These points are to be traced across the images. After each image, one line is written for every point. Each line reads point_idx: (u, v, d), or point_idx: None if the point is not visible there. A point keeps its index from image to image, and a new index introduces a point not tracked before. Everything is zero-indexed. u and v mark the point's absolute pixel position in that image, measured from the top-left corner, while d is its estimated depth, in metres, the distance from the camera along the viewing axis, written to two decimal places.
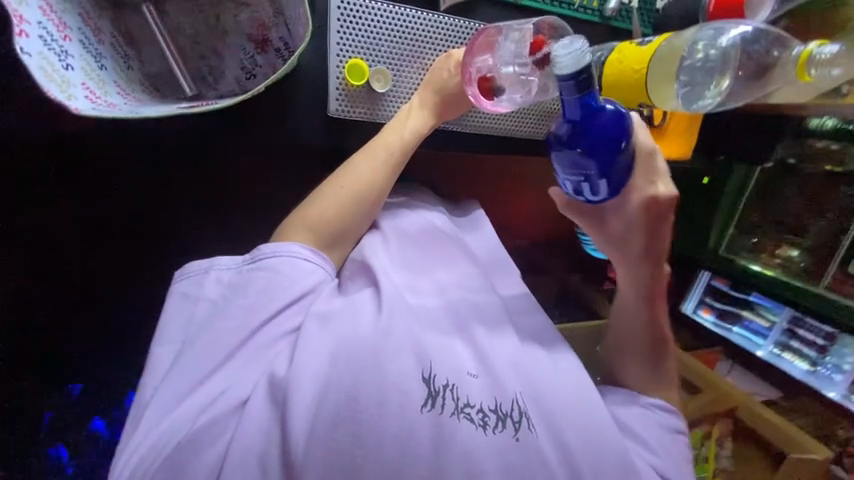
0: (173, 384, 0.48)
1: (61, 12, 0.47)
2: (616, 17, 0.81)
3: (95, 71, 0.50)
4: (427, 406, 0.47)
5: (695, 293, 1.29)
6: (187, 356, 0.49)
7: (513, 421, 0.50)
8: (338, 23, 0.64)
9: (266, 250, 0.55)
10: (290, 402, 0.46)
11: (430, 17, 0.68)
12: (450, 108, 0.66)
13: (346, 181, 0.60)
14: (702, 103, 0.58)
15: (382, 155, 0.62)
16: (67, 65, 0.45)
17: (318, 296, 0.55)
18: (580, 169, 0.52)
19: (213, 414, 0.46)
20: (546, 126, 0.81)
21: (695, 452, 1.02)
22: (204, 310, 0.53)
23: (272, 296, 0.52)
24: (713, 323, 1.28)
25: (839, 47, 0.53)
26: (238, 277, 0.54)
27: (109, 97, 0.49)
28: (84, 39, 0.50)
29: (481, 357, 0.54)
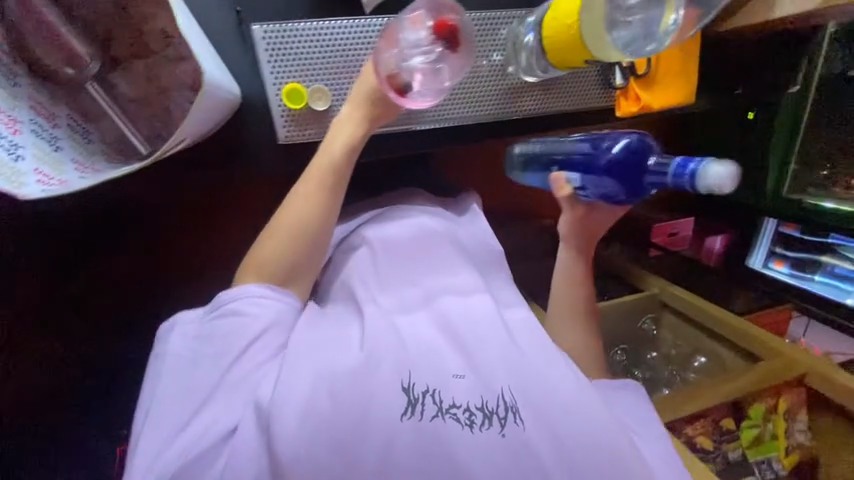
0: (160, 429, 0.51)
1: (9, 109, 0.52)
2: None
3: (51, 154, 0.55)
4: (408, 413, 0.51)
5: (760, 245, 1.13)
6: (170, 404, 0.52)
7: (499, 417, 0.53)
8: (267, 53, 0.65)
9: (225, 297, 0.57)
10: (274, 428, 0.49)
11: (358, 23, 0.66)
12: (380, 115, 0.64)
13: (289, 217, 0.61)
14: (640, 47, 0.60)
15: (321, 179, 0.62)
16: (15, 155, 0.49)
17: (281, 328, 0.57)
18: (603, 182, 0.63)
19: (209, 441, 0.50)
20: (509, 106, 0.77)
21: (760, 430, 0.90)
22: (174, 364, 0.54)
23: (237, 337, 0.55)
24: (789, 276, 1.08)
25: None
26: (202, 329, 0.56)
27: (63, 175, 0.53)
28: (37, 127, 0.55)
29: (468, 357, 0.57)
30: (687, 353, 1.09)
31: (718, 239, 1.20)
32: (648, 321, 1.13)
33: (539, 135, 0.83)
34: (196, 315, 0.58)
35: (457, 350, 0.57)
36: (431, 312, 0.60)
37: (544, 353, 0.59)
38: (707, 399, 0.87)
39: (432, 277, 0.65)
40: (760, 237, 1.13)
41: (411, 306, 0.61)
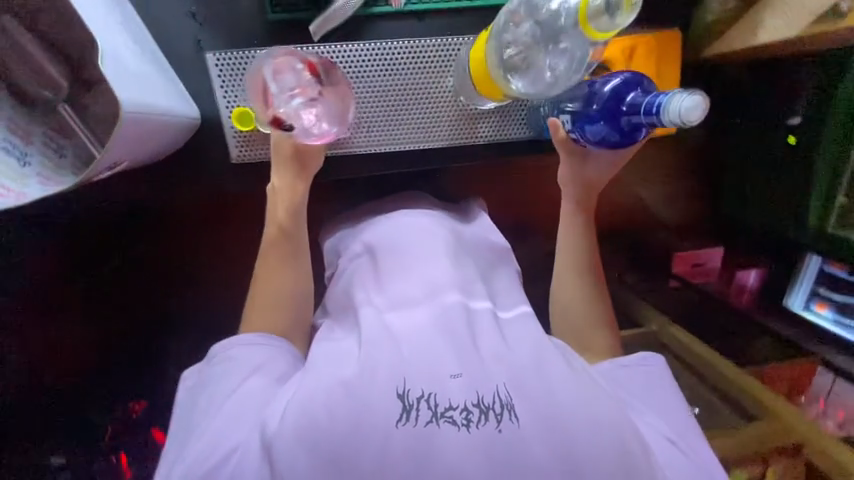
0: (166, 462, 0.54)
1: None
2: None
3: (17, 169, 0.61)
4: (403, 420, 0.50)
5: (801, 283, 0.94)
6: (179, 439, 0.55)
7: (496, 413, 0.51)
8: (219, 78, 0.69)
9: (220, 347, 0.60)
10: (272, 447, 0.50)
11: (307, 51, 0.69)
12: (310, 162, 0.64)
13: (266, 259, 0.64)
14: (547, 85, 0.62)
15: (284, 245, 0.66)
16: None
17: (274, 364, 0.59)
18: (597, 131, 0.62)
19: (212, 462, 0.50)
20: (463, 130, 0.77)
21: None
22: (181, 411, 0.58)
23: (230, 376, 0.56)
24: (832, 325, 0.89)
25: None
26: (202, 375, 0.59)
27: (25, 188, 0.59)
28: (8, 145, 0.61)
29: (464, 356, 0.55)
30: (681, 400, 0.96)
31: (752, 274, 1.04)
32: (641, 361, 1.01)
33: (500, 160, 0.82)
34: (198, 365, 0.61)
35: (452, 350, 0.56)
36: (429, 312, 0.59)
37: (543, 355, 0.58)
38: None
39: (431, 273, 0.64)
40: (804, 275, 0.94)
41: (412, 304, 0.61)
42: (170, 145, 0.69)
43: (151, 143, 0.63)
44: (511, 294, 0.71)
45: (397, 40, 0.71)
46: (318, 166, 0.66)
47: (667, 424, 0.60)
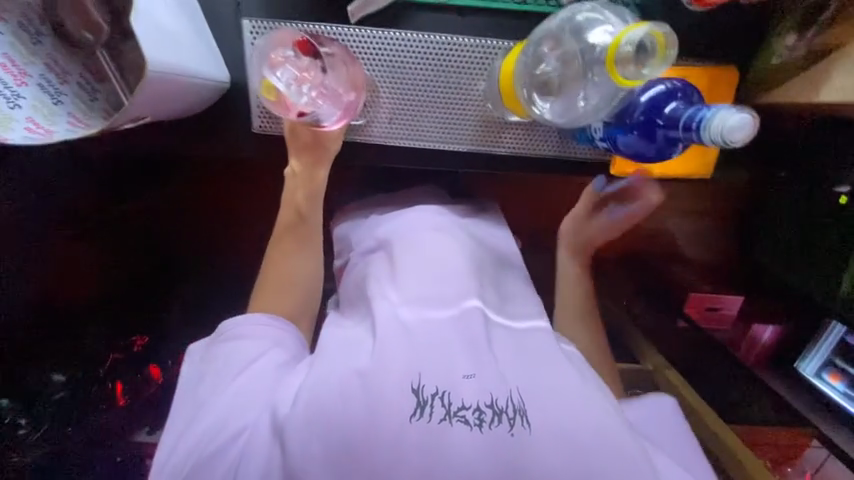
0: (172, 434, 0.55)
1: (24, 64, 0.63)
2: None
3: (49, 106, 0.64)
4: (417, 415, 0.52)
5: (818, 349, 0.84)
6: (184, 414, 0.57)
7: (507, 417, 0.53)
8: (252, 47, 0.68)
9: (230, 324, 0.61)
10: (285, 429, 0.52)
11: (344, 32, 0.68)
12: (322, 149, 0.67)
13: (288, 245, 0.69)
14: (579, 107, 0.59)
15: (302, 231, 0.70)
16: (12, 105, 0.59)
17: (284, 348, 0.61)
18: (633, 148, 0.60)
19: (220, 440, 0.52)
20: (488, 138, 0.75)
21: None
22: (186, 385, 0.59)
23: (245, 353, 0.58)
24: (838, 397, 0.80)
25: (641, 31, 0.48)
26: (209, 351, 0.60)
27: (52, 125, 0.62)
28: (44, 81, 0.65)
29: (477, 359, 0.58)
30: None
31: (767, 330, 0.94)
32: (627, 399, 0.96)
33: (517, 173, 0.80)
34: (207, 340, 0.62)
35: (466, 353, 0.58)
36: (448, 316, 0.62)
37: (553, 374, 0.59)
38: None
39: (449, 281, 0.66)
40: (820, 342, 0.84)
41: (435, 306, 0.63)
42: (199, 105, 0.71)
43: (180, 102, 0.64)
44: (526, 307, 0.71)
45: (434, 34, 0.69)
46: (334, 150, 0.69)
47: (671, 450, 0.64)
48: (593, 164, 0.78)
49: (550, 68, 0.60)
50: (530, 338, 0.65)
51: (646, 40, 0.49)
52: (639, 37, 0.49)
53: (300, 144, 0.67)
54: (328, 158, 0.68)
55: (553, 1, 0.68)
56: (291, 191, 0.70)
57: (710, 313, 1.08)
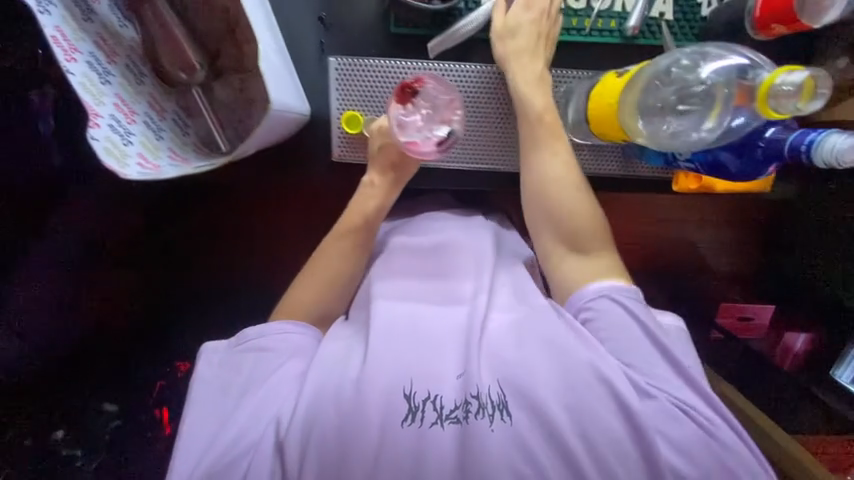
0: (192, 444, 0.58)
1: (132, 103, 0.66)
2: (641, 35, 0.71)
3: (153, 142, 0.68)
4: (408, 420, 0.55)
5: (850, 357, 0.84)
6: (203, 428, 0.59)
7: (489, 411, 0.54)
8: (336, 82, 0.73)
9: (250, 334, 0.65)
10: (286, 438, 0.56)
11: (422, 66, 0.73)
12: (402, 172, 0.73)
13: (327, 249, 0.73)
14: (691, 135, 0.59)
15: (352, 238, 0.73)
16: (126, 141, 0.62)
17: (301, 355, 0.64)
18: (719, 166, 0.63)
19: (237, 452, 0.56)
20: None
21: None
22: (203, 391, 0.62)
23: (266, 361, 0.62)
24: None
25: (803, 73, 0.49)
26: (229, 358, 0.64)
27: (157, 161, 0.66)
28: (148, 118, 0.69)
29: (467, 356, 0.58)
30: None
31: (800, 337, 0.96)
32: None
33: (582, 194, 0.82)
34: (224, 344, 0.66)
35: (450, 349, 0.59)
36: (447, 314, 0.63)
37: (551, 366, 0.56)
38: None
39: (458, 284, 0.68)
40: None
41: (438, 307, 0.64)
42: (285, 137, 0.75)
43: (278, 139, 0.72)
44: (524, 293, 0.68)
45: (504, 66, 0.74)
46: (408, 175, 0.74)
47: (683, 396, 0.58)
48: (659, 182, 0.79)
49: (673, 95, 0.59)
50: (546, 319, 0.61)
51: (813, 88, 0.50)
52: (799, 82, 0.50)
53: (385, 166, 0.73)
54: (403, 181, 0.74)
55: (616, 31, 0.71)
56: (361, 200, 0.74)
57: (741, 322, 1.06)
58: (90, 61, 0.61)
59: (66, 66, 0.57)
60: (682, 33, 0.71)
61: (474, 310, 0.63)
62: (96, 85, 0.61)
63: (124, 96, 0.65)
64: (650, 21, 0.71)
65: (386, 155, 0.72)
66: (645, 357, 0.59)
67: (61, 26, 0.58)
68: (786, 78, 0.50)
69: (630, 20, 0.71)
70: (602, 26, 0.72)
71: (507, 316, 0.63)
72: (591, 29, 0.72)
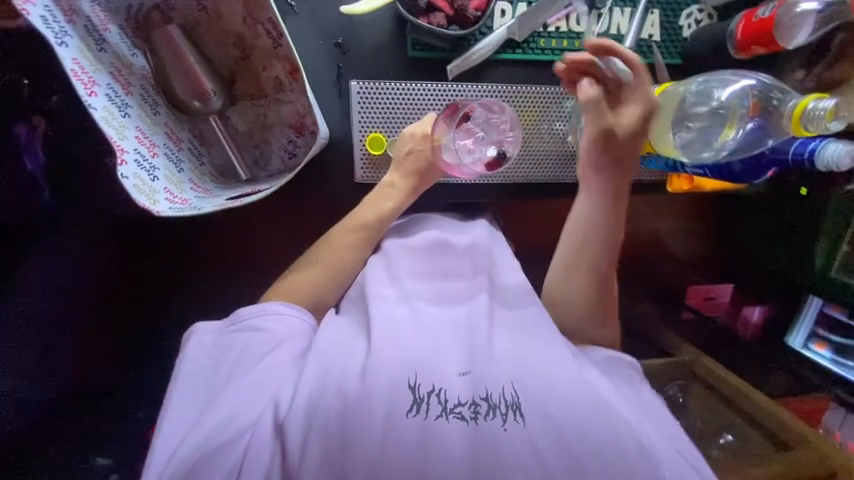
0: (180, 421, 0.57)
1: (151, 135, 0.64)
2: (635, 54, 0.79)
3: (175, 174, 0.65)
4: (413, 411, 0.55)
5: (800, 324, 0.96)
6: (191, 407, 0.59)
7: (501, 411, 0.56)
8: (359, 105, 0.74)
9: (243, 312, 0.65)
10: (286, 424, 0.55)
11: (441, 87, 0.76)
12: (423, 180, 0.75)
13: (325, 250, 0.73)
14: (703, 155, 0.58)
15: (363, 233, 0.74)
16: (154, 177, 0.60)
17: (296, 339, 0.64)
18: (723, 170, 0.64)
19: (229, 435, 0.55)
20: (569, 170, 0.83)
21: None
22: (192, 370, 0.61)
23: (260, 343, 0.62)
24: (830, 363, 0.92)
25: (837, 100, 0.48)
26: (222, 339, 0.64)
27: (183, 194, 0.63)
28: (168, 150, 0.66)
29: (473, 357, 0.61)
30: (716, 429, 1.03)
31: (756, 311, 1.07)
32: (674, 389, 1.10)
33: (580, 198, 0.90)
34: (217, 325, 0.66)
35: (455, 349, 0.62)
36: (453, 311, 0.68)
37: (547, 359, 0.61)
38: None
39: (462, 281, 0.73)
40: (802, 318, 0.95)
41: (445, 306, 0.69)
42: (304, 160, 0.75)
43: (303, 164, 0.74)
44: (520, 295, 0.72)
45: (513, 84, 0.77)
46: (427, 186, 0.77)
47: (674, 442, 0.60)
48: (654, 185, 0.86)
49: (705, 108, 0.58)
50: (526, 310, 0.69)
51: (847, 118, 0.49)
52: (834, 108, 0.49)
53: (409, 170, 0.74)
54: (420, 190, 0.76)
55: None
56: (378, 198, 0.74)
57: (707, 302, 1.18)
58: (109, 94, 0.58)
59: (88, 100, 0.54)
60: (669, 53, 0.80)
61: (476, 308, 0.68)
62: (117, 119, 0.58)
63: (143, 128, 0.62)
64: (642, 43, 0.79)
65: (413, 159, 0.74)
66: (629, 396, 0.63)
67: (78, 57, 0.54)
68: (819, 101, 0.49)
69: (626, 42, 0.78)
70: None
71: (506, 317, 0.68)
72: None
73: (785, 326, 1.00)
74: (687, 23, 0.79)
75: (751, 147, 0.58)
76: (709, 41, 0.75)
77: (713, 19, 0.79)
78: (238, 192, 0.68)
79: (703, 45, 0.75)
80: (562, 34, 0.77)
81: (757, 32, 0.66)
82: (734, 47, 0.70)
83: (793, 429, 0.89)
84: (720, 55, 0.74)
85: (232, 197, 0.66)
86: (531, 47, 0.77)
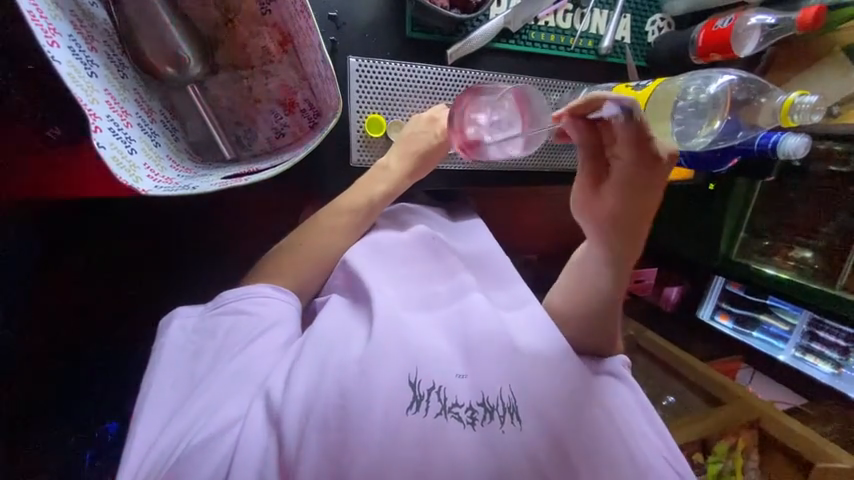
0: (159, 413, 0.51)
1: (122, 101, 0.54)
2: (611, 53, 0.86)
3: (153, 149, 0.56)
4: (413, 409, 0.51)
5: (708, 301, 1.20)
6: (171, 397, 0.52)
7: (499, 414, 0.53)
8: (357, 84, 0.72)
9: (227, 296, 0.58)
10: (281, 416, 0.50)
11: (439, 71, 0.75)
12: (421, 166, 0.74)
13: (311, 232, 0.68)
14: (694, 140, 0.63)
15: (349, 218, 0.69)
16: (132, 149, 0.51)
17: (285, 325, 0.58)
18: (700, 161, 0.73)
19: (213, 428, 0.48)
20: (552, 160, 0.89)
21: (720, 465, 0.99)
22: (172, 354, 0.55)
23: (245, 331, 0.56)
24: (731, 331, 1.18)
25: (819, 96, 0.55)
26: (205, 322, 0.57)
27: (165, 173, 0.55)
28: (141, 121, 0.57)
29: (470, 360, 0.58)
30: (658, 391, 1.15)
31: (673, 290, 1.24)
32: None
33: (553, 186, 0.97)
34: (199, 309, 0.59)
35: (456, 348, 0.59)
36: (455, 297, 0.66)
37: (543, 348, 0.61)
38: (682, 435, 0.98)
39: (464, 274, 0.70)
40: (709, 295, 1.20)
41: (429, 305, 0.65)
42: (294, 138, 0.70)
43: (296, 145, 0.68)
44: (510, 291, 0.72)
45: (507, 73, 0.80)
46: (424, 173, 0.76)
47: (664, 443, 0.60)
48: None
49: (702, 97, 0.63)
50: (521, 306, 0.69)
51: (823, 113, 0.55)
52: (815, 103, 0.55)
53: (407, 151, 0.72)
54: (417, 177, 0.74)
55: (593, 50, 0.84)
56: (370, 180, 0.71)
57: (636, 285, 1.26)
58: (72, 47, 0.49)
59: (50, 51, 0.44)
60: (638, 55, 0.87)
61: (476, 299, 0.65)
62: (84, 77, 0.48)
63: (113, 92, 0.53)
64: (617, 44, 0.86)
65: (409, 143, 0.72)
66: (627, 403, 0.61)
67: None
68: (801, 97, 0.56)
69: (604, 41, 0.83)
70: (583, 45, 0.84)
71: (513, 317, 0.66)
72: (575, 47, 0.83)
73: (696, 302, 1.23)
74: (651, 29, 0.87)
75: (727, 139, 0.66)
76: (672, 47, 0.83)
77: (672, 27, 0.88)
78: (229, 173, 0.61)
79: (667, 50, 0.84)
80: (550, 29, 0.81)
81: (716, 40, 0.75)
82: (695, 52, 0.79)
83: (723, 385, 1.06)
84: (681, 61, 0.83)
85: (224, 177, 0.59)
86: (523, 39, 0.80)
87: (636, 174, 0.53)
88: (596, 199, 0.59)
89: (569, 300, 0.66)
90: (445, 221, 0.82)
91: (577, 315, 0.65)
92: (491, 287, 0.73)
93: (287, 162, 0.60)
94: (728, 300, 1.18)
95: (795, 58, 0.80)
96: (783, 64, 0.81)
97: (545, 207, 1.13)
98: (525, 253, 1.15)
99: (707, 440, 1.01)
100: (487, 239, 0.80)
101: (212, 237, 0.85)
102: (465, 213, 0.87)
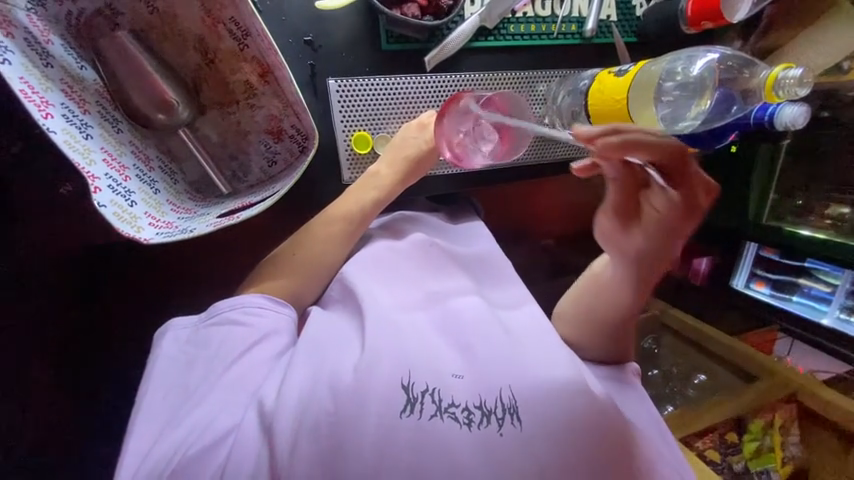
0: (150, 424, 0.53)
1: (120, 157, 0.58)
2: (597, 35, 0.82)
3: (153, 197, 0.60)
4: (407, 411, 0.53)
5: (742, 267, 1.11)
6: (162, 407, 0.54)
7: (497, 416, 0.54)
8: (339, 104, 0.73)
9: (222, 305, 0.61)
10: (274, 424, 0.52)
11: (419, 79, 0.75)
12: (416, 171, 0.74)
13: (301, 251, 0.68)
14: (683, 123, 0.62)
15: (344, 226, 0.70)
16: (132, 203, 0.54)
17: (282, 334, 0.61)
18: (703, 141, 0.72)
19: (209, 438, 0.51)
20: (548, 151, 0.87)
21: (755, 443, 0.95)
22: (166, 364, 0.57)
23: (236, 343, 0.58)
24: (769, 298, 1.07)
25: (804, 68, 0.53)
26: (197, 334, 0.59)
27: (166, 217, 0.59)
28: (139, 172, 0.61)
29: (467, 359, 0.59)
30: (688, 370, 1.14)
31: (703, 261, 1.17)
32: (649, 341, 1.19)
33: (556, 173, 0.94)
34: (193, 320, 0.61)
35: (454, 347, 0.60)
36: (456, 300, 0.66)
37: (539, 350, 0.62)
38: (713, 416, 0.94)
39: (456, 274, 0.71)
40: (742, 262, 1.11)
41: (427, 306, 0.66)
42: (285, 164, 0.72)
43: (288, 172, 0.70)
44: (510, 290, 0.73)
45: (490, 72, 0.79)
46: (417, 177, 0.76)
47: (663, 438, 0.62)
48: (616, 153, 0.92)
49: (687, 78, 0.62)
50: (519, 306, 0.70)
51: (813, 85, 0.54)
52: (802, 75, 0.54)
53: (396, 159, 0.72)
54: (410, 183, 0.75)
55: (578, 34, 0.81)
56: (361, 189, 0.71)
57: None
58: (65, 115, 0.52)
59: (45, 124, 0.48)
60: (628, 31, 0.83)
61: (472, 300, 0.66)
62: (80, 141, 0.52)
63: (111, 151, 0.57)
64: (603, 24, 0.82)
65: (401, 150, 0.73)
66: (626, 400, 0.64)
67: (25, 76, 0.49)
68: (787, 70, 0.54)
69: (588, 23, 0.80)
70: (566, 30, 0.81)
71: (511, 317, 0.67)
72: (558, 33, 0.81)
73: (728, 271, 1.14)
74: (639, 2, 0.83)
75: (719, 119, 0.64)
76: (663, 18, 0.79)
77: None
78: (225, 209, 0.65)
79: (657, 22, 0.79)
80: (529, 20, 0.79)
81: (706, 7, 0.72)
82: (685, 22, 0.76)
83: (754, 359, 1.01)
84: (673, 33, 0.80)
85: (223, 215, 0.63)
86: (502, 33, 0.78)
87: (670, 216, 0.52)
88: (624, 237, 0.57)
89: (592, 313, 0.67)
90: (445, 224, 0.81)
91: (595, 324, 0.66)
92: (486, 284, 0.73)
93: (276, 194, 0.63)
94: (763, 266, 1.09)
95: (799, 13, 0.74)
96: (789, 19, 0.76)
97: (554, 194, 1.10)
98: (537, 242, 1.13)
99: (740, 419, 0.97)
100: (486, 238, 0.79)
101: (223, 260, 0.88)
102: (468, 215, 0.86)
